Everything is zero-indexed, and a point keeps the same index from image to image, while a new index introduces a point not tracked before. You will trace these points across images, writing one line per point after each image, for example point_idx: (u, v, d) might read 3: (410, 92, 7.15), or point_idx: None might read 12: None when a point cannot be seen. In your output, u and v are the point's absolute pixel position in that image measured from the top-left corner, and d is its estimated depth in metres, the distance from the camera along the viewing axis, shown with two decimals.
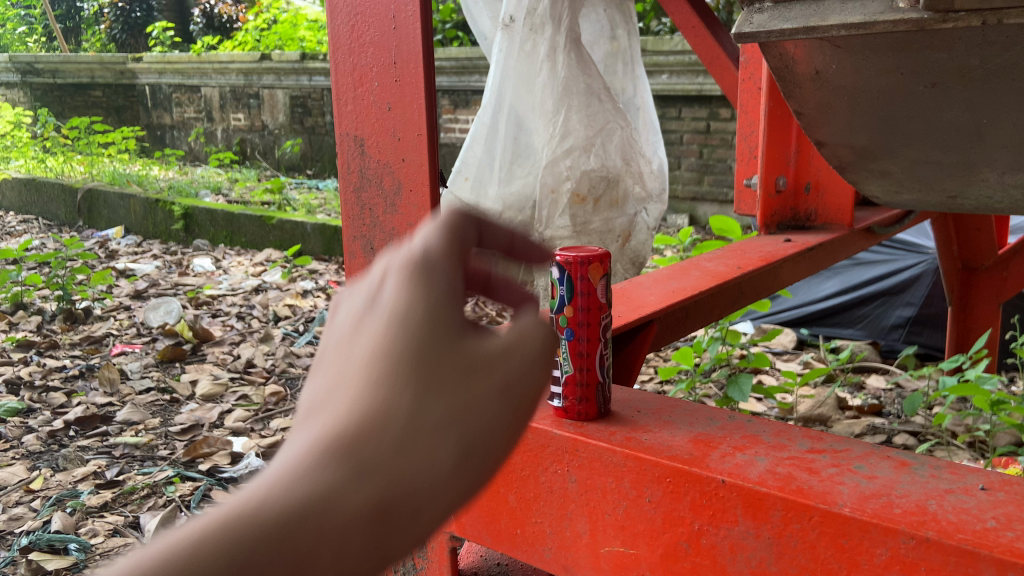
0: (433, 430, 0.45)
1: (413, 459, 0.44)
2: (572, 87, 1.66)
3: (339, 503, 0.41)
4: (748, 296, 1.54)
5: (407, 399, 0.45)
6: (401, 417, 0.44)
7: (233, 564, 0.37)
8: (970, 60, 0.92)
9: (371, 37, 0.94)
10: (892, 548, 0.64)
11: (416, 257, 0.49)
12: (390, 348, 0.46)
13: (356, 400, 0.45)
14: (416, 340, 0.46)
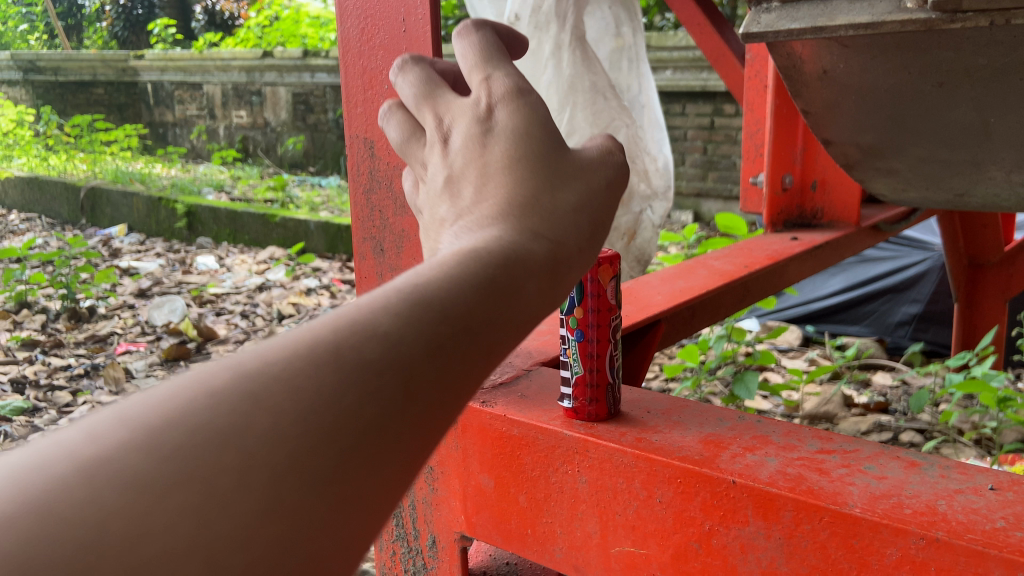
0: (571, 206, 0.51)
1: (567, 229, 0.50)
2: (578, 85, 1.45)
3: (528, 256, 0.46)
4: (755, 294, 1.55)
5: (545, 185, 0.51)
6: (549, 199, 0.50)
7: (472, 291, 0.41)
8: (978, 60, 0.92)
9: (382, 40, 0.94)
10: (902, 548, 0.65)
11: (512, 86, 0.54)
12: (517, 151, 0.52)
13: (506, 193, 0.50)
14: (538, 138, 0.53)
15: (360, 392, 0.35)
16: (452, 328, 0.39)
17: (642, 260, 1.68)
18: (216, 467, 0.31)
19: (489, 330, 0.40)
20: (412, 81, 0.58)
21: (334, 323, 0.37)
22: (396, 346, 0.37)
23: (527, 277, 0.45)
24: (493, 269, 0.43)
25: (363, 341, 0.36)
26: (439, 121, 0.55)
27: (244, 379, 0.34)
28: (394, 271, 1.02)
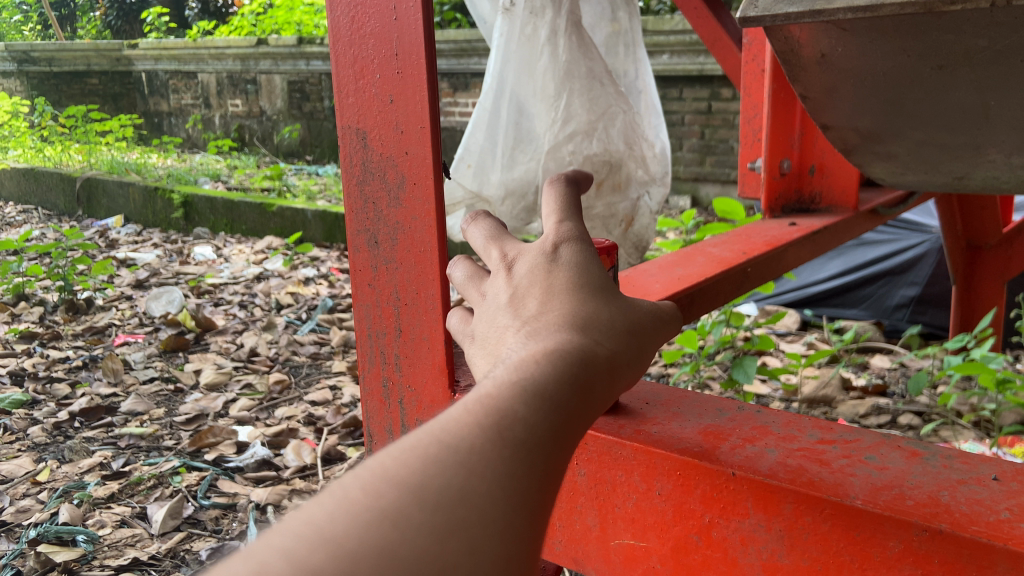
0: (630, 325, 0.60)
1: (631, 339, 0.59)
2: (575, 70, 1.43)
3: (603, 361, 0.55)
4: (754, 280, 1.51)
5: (605, 307, 0.59)
6: (606, 320, 0.58)
7: (576, 386, 0.51)
8: (978, 41, 0.91)
9: (372, 28, 0.92)
10: (904, 540, 0.64)
11: (570, 231, 0.64)
12: (581, 277, 0.61)
13: (574, 308, 0.58)
14: (594, 273, 0.62)
15: (526, 467, 0.45)
16: (575, 416, 0.50)
17: (640, 247, 1.69)
18: (463, 523, 0.41)
19: (589, 422, 0.51)
20: (483, 231, 0.69)
21: (487, 408, 0.47)
22: (535, 427, 0.47)
23: (605, 380, 0.54)
24: (586, 372, 0.53)
25: (511, 424, 0.46)
26: (504, 256, 0.65)
27: (446, 451, 0.44)
28: (389, 264, 1.01)
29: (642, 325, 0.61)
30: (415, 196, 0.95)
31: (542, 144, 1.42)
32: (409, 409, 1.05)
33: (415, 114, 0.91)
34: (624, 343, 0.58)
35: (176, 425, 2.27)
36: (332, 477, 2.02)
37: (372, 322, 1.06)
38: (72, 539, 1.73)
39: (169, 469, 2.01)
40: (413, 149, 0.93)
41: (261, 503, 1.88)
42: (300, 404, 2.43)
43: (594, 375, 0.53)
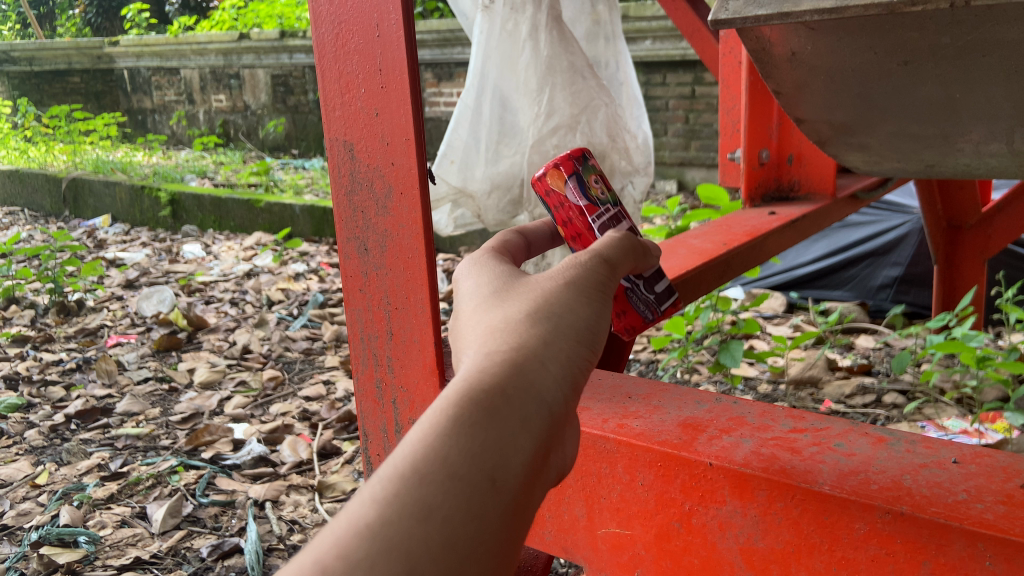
0: (544, 317, 0.52)
1: (545, 329, 0.52)
2: (556, 65, 1.49)
3: (501, 376, 0.47)
4: (736, 268, 1.54)
5: (512, 309, 0.53)
6: (513, 325, 0.52)
7: (459, 428, 0.43)
8: (941, 38, 0.95)
9: (356, 45, 0.95)
10: (869, 522, 0.68)
11: (473, 277, 0.61)
12: (477, 307, 0.55)
13: (474, 333, 0.53)
14: (490, 288, 0.57)
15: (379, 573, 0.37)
16: (464, 463, 0.42)
17: None
18: None
19: (493, 456, 0.43)
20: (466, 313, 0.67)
21: (332, 518, 0.39)
22: (392, 519, 0.39)
23: (512, 391, 0.47)
24: (479, 397, 0.45)
25: (358, 527, 0.38)
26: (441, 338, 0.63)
27: None
28: (379, 269, 1.04)
29: (555, 306, 0.53)
30: (403, 205, 0.99)
31: (526, 139, 1.51)
32: (403, 408, 1.08)
33: (400, 126, 0.94)
34: (532, 338, 0.51)
35: (173, 424, 2.30)
36: (329, 471, 2.06)
37: (365, 326, 1.09)
38: (74, 540, 1.75)
39: (167, 468, 2.04)
40: (399, 160, 0.96)
41: (259, 499, 1.91)
42: (294, 400, 2.46)
43: (489, 395, 0.46)
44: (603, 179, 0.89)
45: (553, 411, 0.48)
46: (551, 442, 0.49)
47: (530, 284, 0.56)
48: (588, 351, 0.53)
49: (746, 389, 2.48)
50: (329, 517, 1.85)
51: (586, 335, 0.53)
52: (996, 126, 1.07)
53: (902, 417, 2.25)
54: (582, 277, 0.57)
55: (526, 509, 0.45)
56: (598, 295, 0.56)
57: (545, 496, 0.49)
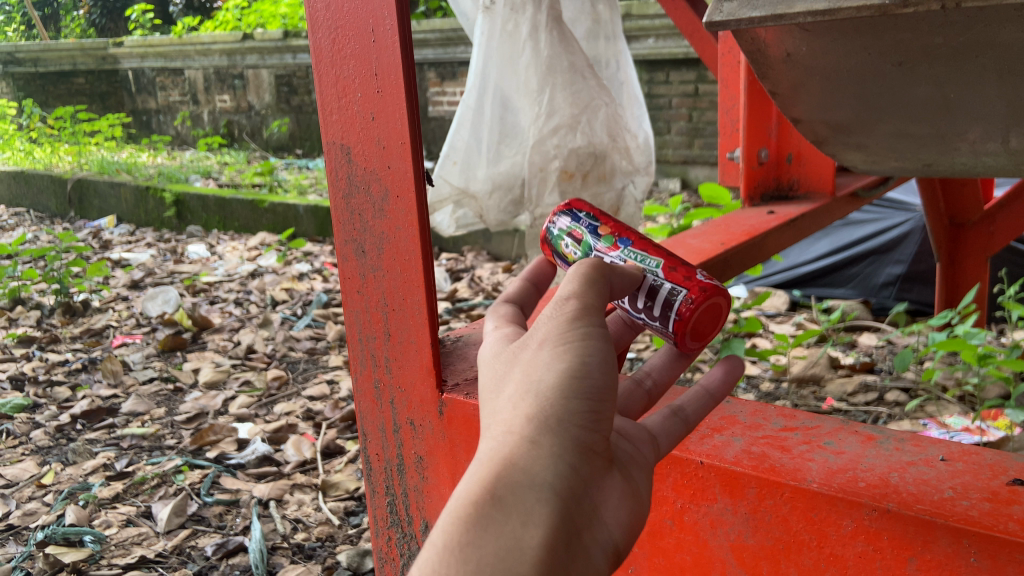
0: (530, 397, 0.66)
1: (530, 408, 0.65)
2: (557, 65, 1.50)
3: (499, 471, 0.62)
4: (735, 267, 1.56)
5: (511, 397, 0.68)
6: (510, 414, 0.66)
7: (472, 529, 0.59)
8: (934, 39, 0.95)
9: (352, 49, 0.96)
10: (856, 519, 0.71)
11: (491, 355, 0.75)
12: (491, 395, 0.71)
13: (489, 424, 0.68)
14: (497, 372, 0.72)
15: None
16: (482, 557, 0.58)
17: None
18: None
19: (503, 542, 0.59)
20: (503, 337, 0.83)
21: None
22: None
23: (511, 483, 0.61)
24: (480, 502, 0.60)
25: None
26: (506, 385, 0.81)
27: None
28: (376, 271, 1.05)
29: (536, 378, 0.67)
30: (399, 208, 1.00)
31: (527, 139, 1.53)
32: (400, 408, 1.09)
33: (396, 130, 0.96)
34: (521, 424, 0.65)
35: (178, 424, 2.32)
36: (332, 470, 2.07)
37: (363, 327, 1.10)
38: (79, 539, 1.77)
39: (172, 467, 2.05)
40: (395, 163, 0.98)
41: (263, 498, 1.93)
42: (298, 399, 2.47)
43: (492, 489, 0.61)
44: (575, 236, 1.00)
45: (548, 478, 0.63)
46: (563, 499, 0.63)
47: (518, 360, 0.70)
48: (574, 404, 0.65)
49: (748, 388, 2.49)
50: (332, 516, 1.87)
51: (567, 393, 0.65)
52: (992, 126, 1.08)
53: (904, 415, 2.25)
54: (557, 331, 0.68)
55: (548, 567, 0.60)
56: (574, 339, 0.67)
57: (578, 538, 0.64)
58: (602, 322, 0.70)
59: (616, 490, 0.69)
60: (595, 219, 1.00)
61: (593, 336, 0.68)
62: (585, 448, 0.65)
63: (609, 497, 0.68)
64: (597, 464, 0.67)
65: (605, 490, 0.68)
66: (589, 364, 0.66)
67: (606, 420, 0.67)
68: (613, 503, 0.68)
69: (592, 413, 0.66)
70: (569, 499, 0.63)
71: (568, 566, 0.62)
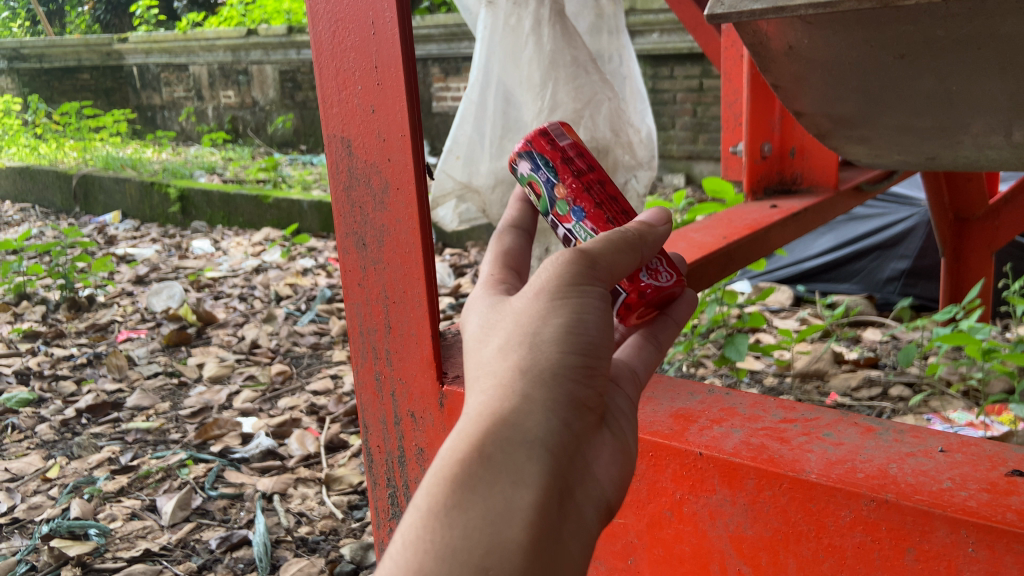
0: (525, 351, 0.65)
1: (522, 362, 0.65)
2: (559, 59, 1.52)
3: (493, 421, 0.61)
4: (738, 261, 1.56)
5: (501, 349, 0.67)
6: (501, 367, 0.65)
7: (464, 480, 0.58)
8: (936, 31, 0.95)
9: (352, 42, 0.96)
10: (854, 510, 0.72)
11: (477, 308, 0.74)
12: (476, 348, 0.69)
13: (477, 378, 0.67)
14: (486, 325, 0.71)
15: None
16: (475, 507, 0.57)
17: None
18: None
19: (496, 493, 0.58)
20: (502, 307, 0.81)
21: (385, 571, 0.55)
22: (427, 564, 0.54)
23: (504, 434, 0.61)
24: (471, 461, 0.59)
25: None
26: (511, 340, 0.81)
27: None
28: (376, 264, 1.05)
29: (531, 330, 0.66)
30: (399, 201, 1.00)
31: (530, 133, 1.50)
32: (401, 400, 1.10)
33: (396, 123, 0.96)
34: (512, 380, 0.64)
35: (182, 418, 2.33)
36: (336, 464, 2.08)
37: (363, 319, 1.10)
38: (84, 532, 1.78)
39: (176, 461, 2.06)
40: (396, 156, 0.98)
41: (267, 492, 1.93)
42: (302, 394, 2.48)
43: (485, 439, 0.60)
44: (534, 187, 0.91)
45: (539, 431, 0.62)
46: (554, 455, 0.62)
47: (510, 311, 0.69)
48: (569, 358, 0.65)
49: (751, 383, 2.49)
50: (335, 510, 1.87)
51: (563, 348, 0.65)
52: (996, 118, 1.07)
53: (907, 410, 2.25)
54: (555, 281, 0.68)
55: (543, 525, 0.59)
56: (573, 293, 0.67)
57: (569, 495, 0.63)
58: (603, 276, 0.70)
59: (602, 446, 0.69)
60: (556, 173, 0.89)
61: (587, 289, 0.68)
62: (576, 403, 0.65)
63: (595, 454, 0.68)
64: (587, 421, 0.67)
65: (591, 446, 0.68)
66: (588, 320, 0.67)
67: (598, 381, 0.68)
68: (600, 460, 0.68)
69: (585, 367, 0.66)
70: (560, 456, 0.63)
71: (562, 522, 0.61)
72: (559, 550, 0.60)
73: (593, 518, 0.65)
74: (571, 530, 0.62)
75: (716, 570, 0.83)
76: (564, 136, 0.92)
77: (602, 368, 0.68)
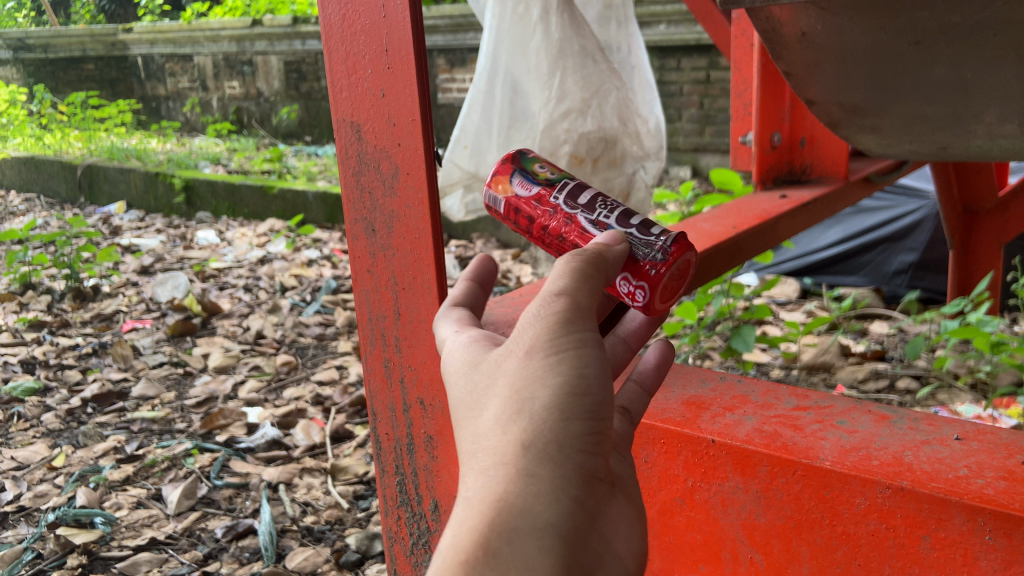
0: (523, 422, 0.59)
1: (521, 435, 0.59)
2: (568, 48, 1.50)
3: (493, 514, 0.56)
4: (747, 252, 1.55)
5: (496, 420, 0.61)
6: (498, 444, 0.59)
7: None
8: (952, 17, 0.94)
9: (363, 24, 0.95)
10: (869, 497, 0.73)
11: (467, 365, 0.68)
12: (469, 417, 0.64)
13: (474, 452, 0.61)
14: (477, 389, 0.65)
15: None
16: None
17: None
18: None
19: None
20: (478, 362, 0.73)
21: None
22: None
23: (506, 527, 0.55)
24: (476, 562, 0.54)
25: None
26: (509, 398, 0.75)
27: None
28: (386, 250, 1.05)
29: (527, 396, 0.60)
30: (409, 186, 1.00)
31: (537, 123, 1.51)
32: (410, 387, 1.09)
33: (406, 107, 0.95)
34: (512, 457, 0.58)
35: (187, 408, 2.33)
36: (341, 455, 2.08)
37: (372, 306, 1.10)
38: (90, 521, 1.78)
39: (181, 451, 2.06)
40: (405, 141, 0.97)
41: (273, 482, 1.94)
42: (307, 384, 2.48)
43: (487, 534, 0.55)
44: None
45: (548, 518, 0.56)
46: (569, 541, 0.57)
47: (501, 373, 0.63)
48: (575, 426, 0.59)
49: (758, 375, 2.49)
50: (341, 500, 1.87)
51: (568, 413, 0.59)
52: (1010, 106, 1.06)
53: (915, 403, 2.24)
54: (546, 333, 0.62)
55: None
56: (568, 347, 0.61)
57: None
58: (592, 318, 0.63)
59: (621, 512, 0.63)
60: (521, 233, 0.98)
61: (582, 338, 0.62)
62: (586, 475, 0.60)
63: (614, 528, 0.62)
64: (602, 491, 0.61)
65: (610, 518, 0.62)
66: (589, 379, 0.60)
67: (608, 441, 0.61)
68: (622, 531, 0.62)
69: (594, 433, 0.60)
70: (576, 539, 0.58)
71: None
72: None
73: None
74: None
75: (727, 559, 0.83)
76: (495, 202, 0.98)
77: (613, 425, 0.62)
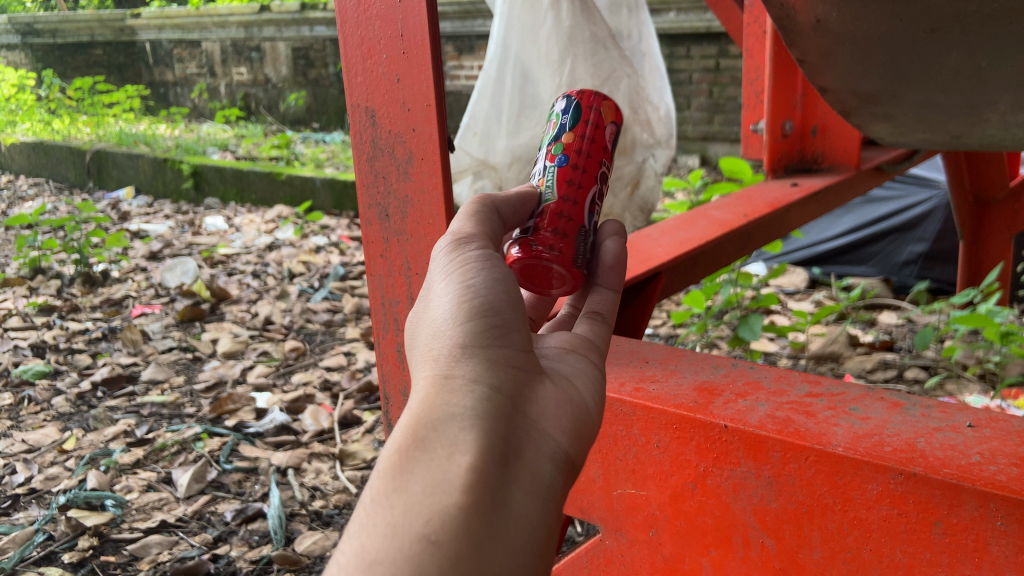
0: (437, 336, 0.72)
1: (437, 348, 0.71)
2: (578, 35, 1.50)
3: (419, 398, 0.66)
4: (757, 240, 1.57)
5: (419, 346, 0.73)
6: (421, 359, 0.71)
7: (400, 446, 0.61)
8: (968, 5, 0.93)
9: (378, 10, 0.95)
10: (882, 483, 0.73)
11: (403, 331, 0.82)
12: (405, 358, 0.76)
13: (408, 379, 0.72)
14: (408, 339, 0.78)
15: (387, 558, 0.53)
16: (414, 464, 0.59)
17: (645, 210, 1.79)
18: None
19: (433, 447, 0.60)
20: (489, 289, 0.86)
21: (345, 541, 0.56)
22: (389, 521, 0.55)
23: (430, 402, 0.65)
24: (408, 434, 0.61)
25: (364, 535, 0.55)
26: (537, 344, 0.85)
27: None
28: (399, 235, 1.06)
29: (438, 318, 0.74)
30: (423, 171, 1.00)
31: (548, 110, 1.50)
32: None
33: (420, 92, 0.96)
34: (429, 365, 0.70)
35: (197, 393, 2.35)
36: (349, 440, 2.09)
37: (386, 291, 1.10)
38: (101, 503, 1.80)
39: (191, 435, 2.08)
40: (420, 126, 0.98)
41: (282, 466, 1.95)
42: (316, 370, 2.49)
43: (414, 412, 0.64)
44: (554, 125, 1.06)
45: (469, 397, 0.66)
46: (489, 413, 0.65)
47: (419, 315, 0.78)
48: (472, 324, 0.72)
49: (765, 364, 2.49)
50: (349, 485, 1.88)
51: (464, 316, 0.73)
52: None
53: (923, 394, 2.24)
54: (444, 268, 0.79)
55: (491, 470, 0.61)
56: (462, 270, 0.77)
57: (514, 445, 0.65)
58: (481, 246, 0.81)
59: (548, 408, 0.72)
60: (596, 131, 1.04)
61: (474, 263, 0.78)
62: (495, 361, 0.70)
63: (539, 409, 0.71)
64: (517, 382, 0.71)
65: (537, 410, 0.71)
66: (476, 285, 0.76)
67: (514, 346, 0.73)
68: (549, 423, 0.71)
69: (494, 328, 0.73)
70: (499, 414, 0.66)
71: (513, 476, 0.62)
72: (513, 494, 0.61)
73: (553, 471, 0.67)
74: (525, 480, 0.63)
75: (738, 543, 0.84)
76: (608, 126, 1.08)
77: (516, 327, 0.74)
